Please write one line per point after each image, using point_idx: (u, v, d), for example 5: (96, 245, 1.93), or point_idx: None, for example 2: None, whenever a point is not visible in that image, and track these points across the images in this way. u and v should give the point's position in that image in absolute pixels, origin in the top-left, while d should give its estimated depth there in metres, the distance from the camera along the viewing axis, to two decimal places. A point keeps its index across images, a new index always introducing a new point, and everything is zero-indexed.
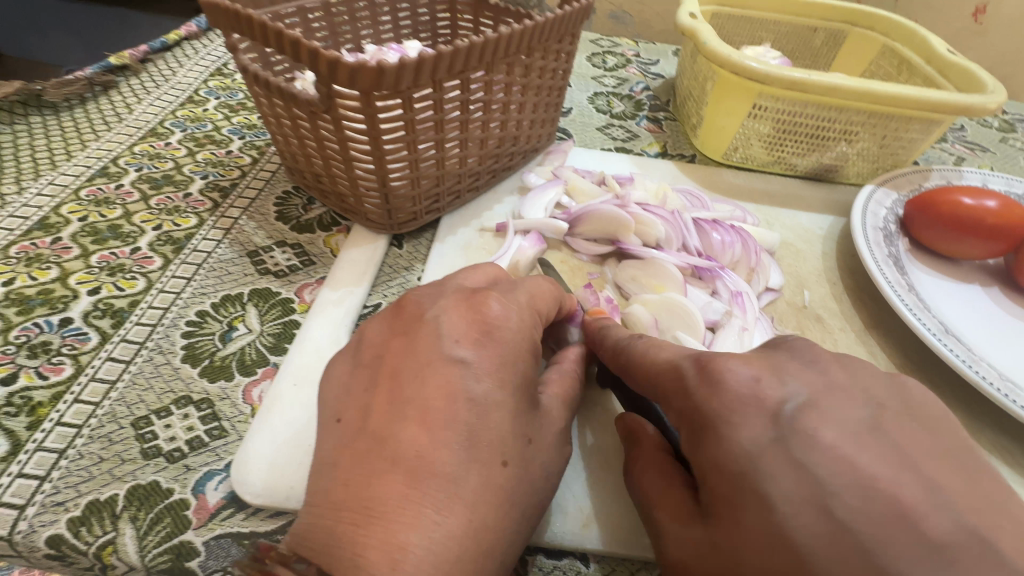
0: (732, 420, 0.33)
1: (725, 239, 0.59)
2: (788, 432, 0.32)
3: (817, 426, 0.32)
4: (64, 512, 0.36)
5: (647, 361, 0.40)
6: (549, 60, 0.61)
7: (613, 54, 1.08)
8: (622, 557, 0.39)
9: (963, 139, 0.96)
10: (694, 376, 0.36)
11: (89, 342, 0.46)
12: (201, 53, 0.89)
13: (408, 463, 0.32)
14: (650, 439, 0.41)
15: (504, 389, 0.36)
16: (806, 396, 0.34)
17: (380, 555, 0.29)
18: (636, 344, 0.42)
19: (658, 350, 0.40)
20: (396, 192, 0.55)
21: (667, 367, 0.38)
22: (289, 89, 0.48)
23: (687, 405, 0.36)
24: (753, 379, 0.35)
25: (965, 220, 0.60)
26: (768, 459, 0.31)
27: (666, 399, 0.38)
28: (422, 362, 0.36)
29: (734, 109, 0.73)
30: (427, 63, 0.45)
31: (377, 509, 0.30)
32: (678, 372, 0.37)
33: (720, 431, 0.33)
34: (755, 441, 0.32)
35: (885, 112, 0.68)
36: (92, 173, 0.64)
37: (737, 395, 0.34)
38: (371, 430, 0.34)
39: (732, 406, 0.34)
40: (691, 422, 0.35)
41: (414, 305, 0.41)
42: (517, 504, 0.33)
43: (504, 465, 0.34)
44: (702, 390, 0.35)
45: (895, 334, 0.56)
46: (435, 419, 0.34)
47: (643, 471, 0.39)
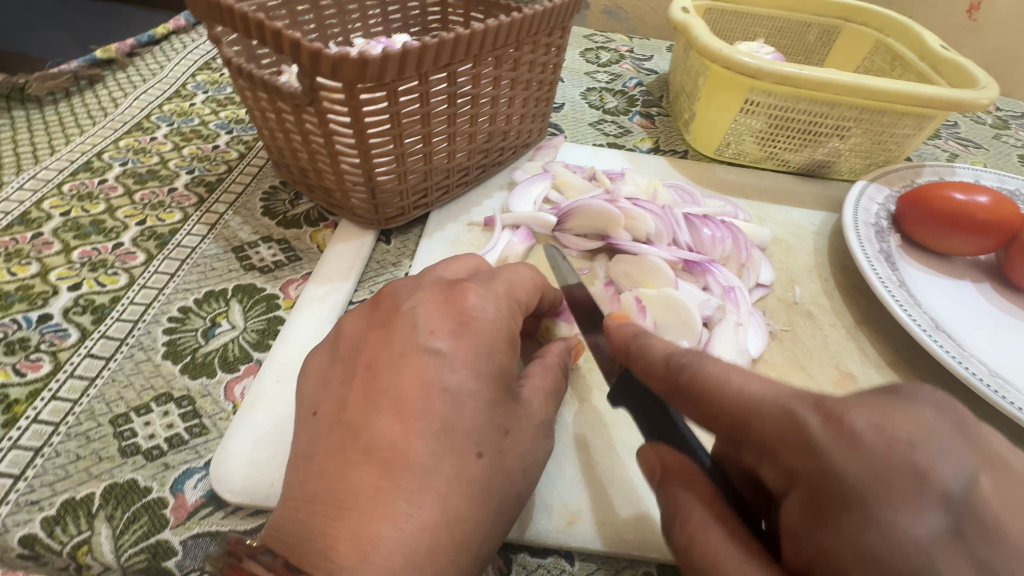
0: (889, 497, 0.23)
1: (716, 234, 0.59)
2: (962, 518, 0.22)
3: (998, 511, 0.22)
4: (38, 512, 0.36)
5: (734, 392, 0.29)
6: (539, 54, 0.61)
7: (607, 49, 1.08)
8: (607, 556, 0.39)
9: (957, 135, 0.96)
10: (819, 422, 0.25)
11: (69, 339, 0.46)
12: (190, 47, 0.88)
13: (381, 454, 0.32)
14: (702, 484, 0.31)
15: (481, 379, 0.35)
16: (972, 465, 0.23)
17: (350, 546, 0.29)
18: (707, 367, 0.30)
19: (748, 380, 0.29)
20: (383, 187, 0.54)
21: (765, 407, 0.27)
22: (273, 81, 0.47)
23: (804, 466, 0.25)
24: (906, 436, 0.24)
25: (957, 215, 0.60)
26: (948, 566, 0.21)
27: (767, 451, 0.27)
28: (400, 352, 0.36)
29: (726, 105, 0.72)
30: (412, 55, 0.44)
31: (350, 501, 0.30)
32: (791, 418, 0.26)
33: (867, 512, 0.23)
34: (923, 531, 0.22)
35: (877, 107, 0.67)
36: (75, 168, 0.63)
37: (891, 462, 0.23)
38: (347, 421, 0.33)
39: (883, 478, 0.23)
40: (813, 490, 0.25)
41: (394, 297, 0.40)
42: (493, 497, 0.33)
43: (478, 456, 0.33)
44: (836, 448, 0.24)
45: (885, 330, 0.56)
46: (411, 411, 0.33)
47: (704, 528, 0.29)
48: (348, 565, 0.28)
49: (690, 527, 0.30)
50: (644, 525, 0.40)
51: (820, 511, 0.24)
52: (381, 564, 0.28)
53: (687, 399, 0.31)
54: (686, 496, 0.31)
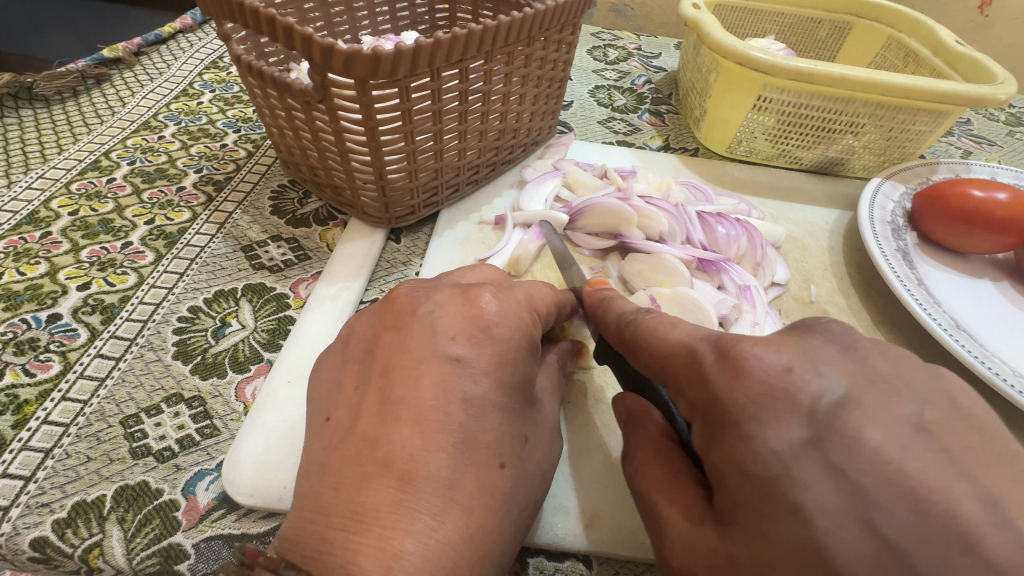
0: (760, 416, 0.27)
1: (730, 233, 0.58)
2: (823, 430, 0.26)
3: (860, 423, 0.26)
4: (49, 514, 0.35)
5: (658, 341, 0.34)
6: (550, 51, 0.60)
7: (614, 47, 1.07)
8: (626, 560, 0.38)
9: (969, 132, 0.95)
10: (714, 358, 0.30)
11: (78, 339, 0.45)
12: (196, 46, 0.87)
13: (400, 466, 0.31)
14: (654, 425, 0.37)
15: (501, 388, 0.34)
16: (843, 390, 0.27)
17: (373, 561, 0.28)
18: (644, 322, 0.36)
19: (670, 330, 0.34)
20: (394, 185, 0.54)
21: (678, 348, 0.33)
22: (283, 79, 0.46)
23: (701, 396, 0.30)
24: (785, 366, 0.28)
25: (976, 212, 0.59)
26: (801, 466, 0.26)
27: (679, 387, 0.32)
28: (417, 359, 0.34)
29: (738, 102, 0.71)
30: (424, 51, 0.44)
31: (371, 515, 0.29)
32: (693, 356, 0.31)
33: (741, 427, 0.28)
34: (786, 442, 0.26)
35: (892, 103, 0.66)
36: (83, 167, 0.63)
37: (765, 386, 0.28)
38: (361, 431, 0.32)
39: (759, 399, 0.28)
40: (705, 412, 0.30)
41: (407, 298, 0.39)
42: (513, 507, 0.33)
43: (501, 467, 0.33)
44: (724, 377, 0.29)
45: (904, 331, 0.55)
46: (430, 420, 0.32)
47: (647, 461, 0.35)
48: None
49: (638, 462, 0.36)
50: None
51: (713, 432, 0.29)
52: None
53: (629, 349, 0.37)
54: (639, 437, 0.37)
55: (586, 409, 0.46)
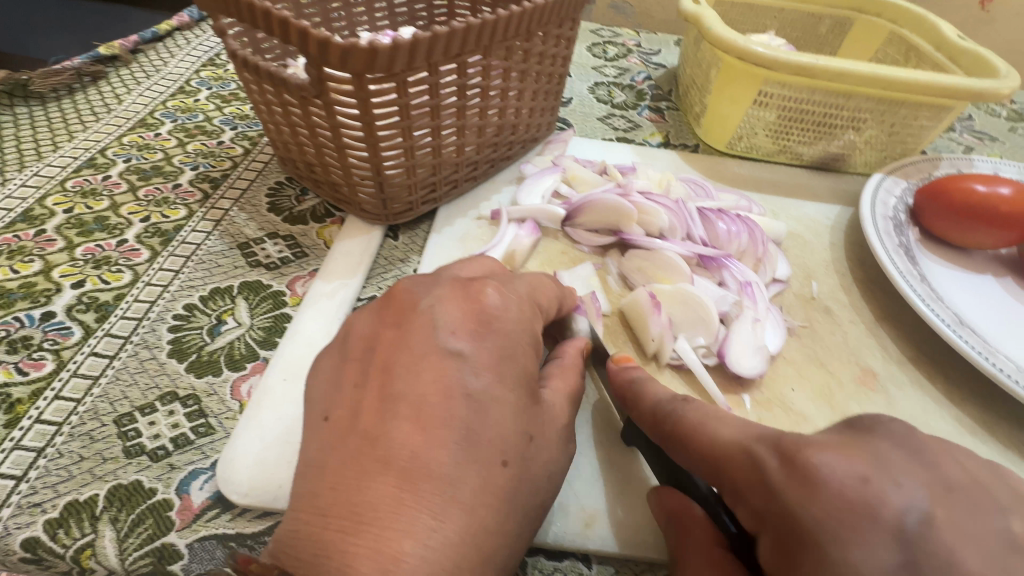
0: (845, 536, 0.27)
1: (730, 228, 0.57)
2: (915, 557, 0.26)
3: (952, 546, 0.26)
4: (41, 514, 0.35)
5: (707, 438, 0.35)
6: (548, 46, 0.59)
7: (614, 44, 1.06)
8: (625, 558, 0.38)
9: (972, 128, 0.94)
10: (777, 465, 0.31)
11: (72, 337, 0.45)
12: (194, 43, 0.87)
13: (400, 467, 0.30)
14: (700, 529, 0.36)
15: (504, 383, 0.34)
16: (926, 507, 0.27)
17: (371, 564, 0.27)
18: (686, 412, 0.37)
19: (721, 427, 0.35)
20: (391, 181, 0.53)
21: (739, 455, 0.33)
22: (279, 74, 0.46)
23: (770, 507, 0.30)
24: (859, 473, 0.28)
25: (979, 207, 0.58)
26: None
27: (740, 493, 0.32)
28: (416, 355, 0.34)
29: (738, 97, 0.71)
30: (421, 45, 0.43)
31: (369, 515, 0.29)
32: (755, 462, 0.32)
33: (824, 548, 0.27)
34: (876, 567, 0.26)
35: (894, 98, 0.66)
36: (79, 164, 0.62)
37: (844, 499, 0.28)
38: (361, 430, 0.32)
39: (840, 515, 0.27)
40: (780, 531, 0.29)
41: (409, 294, 0.39)
42: (515, 508, 0.32)
43: (504, 465, 0.32)
44: (793, 487, 0.29)
45: (907, 327, 0.55)
46: (431, 416, 0.32)
47: (700, 572, 0.34)
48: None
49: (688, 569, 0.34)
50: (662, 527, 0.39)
51: (789, 551, 0.29)
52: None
53: (677, 447, 0.37)
54: (688, 544, 0.35)
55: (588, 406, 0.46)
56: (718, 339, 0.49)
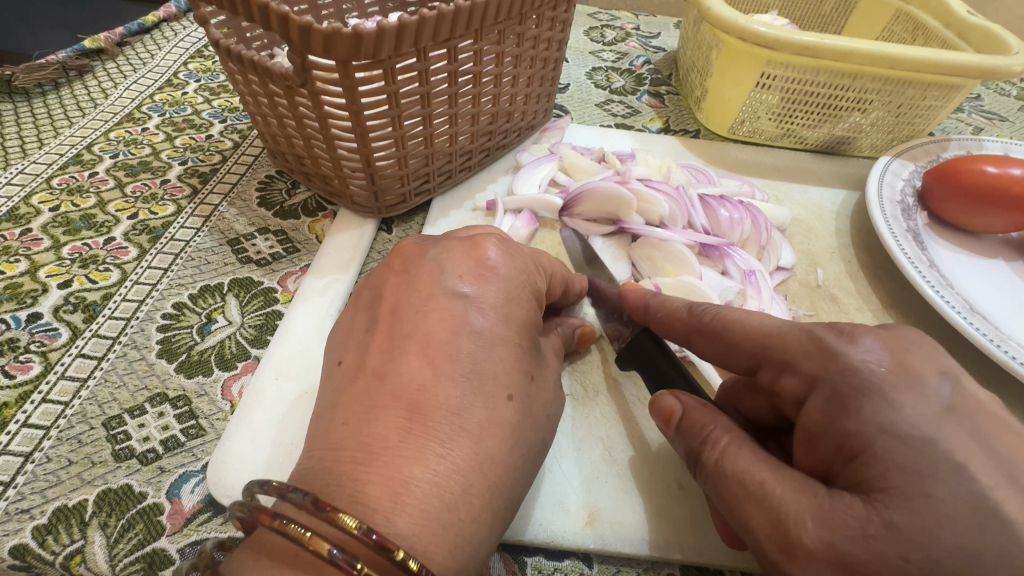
0: (899, 387, 0.27)
1: (733, 215, 0.55)
2: (959, 406, 0.26)
3: (977, 410, 0.26)
4: (29, 520, 0.34)
5: (753, 321, 0.33)
6: (543, 29, 0.57)
7: (612, 27, 1.03)
8: (628, 558, 0.36)
9: (980, 108, 0.92)
10: (834, 335, 0.30)
11: (59, 338, 0.44)
12: (181, 35, 0.85)
13: (409, 398, 0.31)
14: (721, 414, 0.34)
15: (509, 324, 0.35)
16: (958, 376, 0.28)
17: (382, 490, 0.28)
18: (726, 307, 0.35)
19: (767, 312, 0.33)
20: (382, 173, 0.52)
21: (792, 334, 0.31)
22: (263, 62, 0.44)
23: (824, 370, 0.29)
24: (902, 345, 0.29)
25: (991, 190, 0.57)
26: (946, 432, 0.25)
27: (788, 365, 0.31)
28: (427, 294, 0.36)
29: (739, 80, 0.68)
30: (408, 29, 0.41)
31: (378, 445, 0.29)
32: (812, 335, 0.30)
33: (885, 396, 0.27)
34: (931, 410, 0.26)
35: (901, 78, 0.64)
36: (65, 161, 0.61)
37: (892, 361, 0.28)
38: (369, 368, 0.33)
39: (890, 371, 0.27)
40: (835, 390, 0.28)
41: (421, 249, 0.40)
42: (523, 440, 0.33)
43: (509, 398, 0.32)
44: (846, 346, 0.29)
45: (917, 315, 0.53)
46: (439, 352, 0.33)
47: (737, 444, 0.31)
48: (380, 507, 0.27)
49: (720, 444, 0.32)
50: (664, 522, 0.38)
51: (841, 404, 0.28)
52: (415, 507, 0.27)
53: (716, 337, 0.35)
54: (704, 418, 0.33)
55: (583, 404, 0.44)
56: None
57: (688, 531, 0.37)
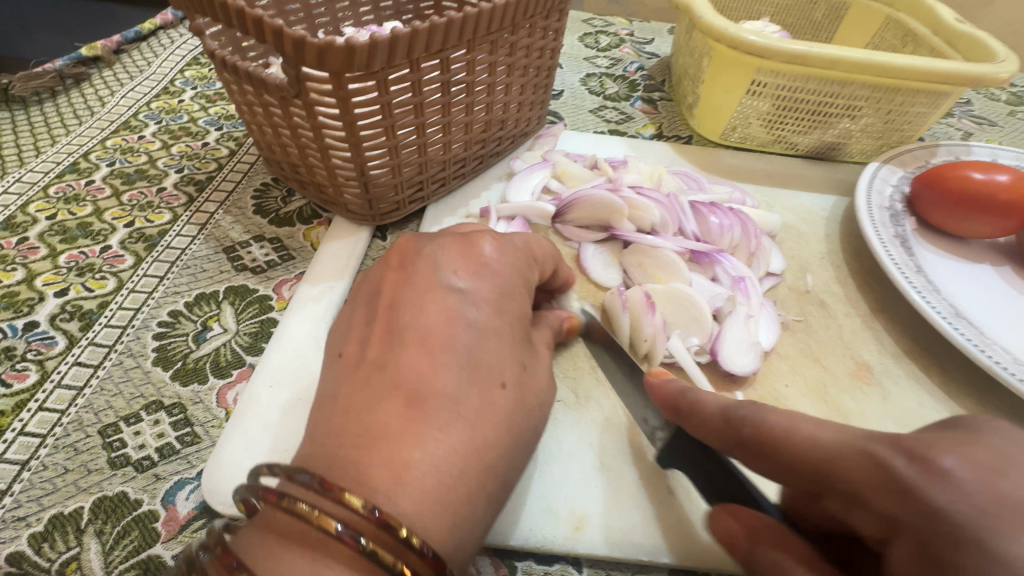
0: (1004, 532, 0.21)
1: (723, 222, 0.56)
2: None
3: None
4: (26, 528, 0.34)
5: (801, 439, 0.28)
6: (536, 39, 0.58)
7: (606, 33, 1.04)
8: (617, 561, 0.37)
9: (969, 113, 0.93)
10: (904, 460, 0.24)
11: (56, 347, 0.44)
12: (177, 42, 0.86)
13: (408, 386, 0.32)
14: (799, 548, 0.28)
15: (501, 316, 0.36)
16: None
17: (383, 471, 0.28)
18: (766, 416, 0.30)
19: (817, 427, 0.28)
20: (376, 181, 0.52)
21: (851, 458, 0.26)
22: (258, 74, 0.44)
23: (900, 509, 0.23)
24: (989, 467, 0.23)
25: (978, 196, 0.57)
26: None
27: (857, 500, 0.25)
28: (423, 289, 0.37)
29: (731, 87, 0.69)
30: (401, 41, 0.42)
31: (381, 432, 0.30)
32: (873, 460, 0.25)
33: (988, 548, 0.20)
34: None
35: (890, 85, 0.64)
36: (62, 169, 0.61)
37: (982, 493, 0.22)
38: (369, 359, 0.34)
39: (986, 509, 0.21)
40: (920, 539, 0.22)
41: (416, 258, 0.40)
42: (517, 429, 0.33)
43: (502, 387, 0.34)
44: (922, 477, 0.23)
45: (904, 320, 0.54)
46: (436, 343, 0.34)
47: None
48: (383, 488, 0.28)
49: None
50: (653, 526, 0.38)
51: (935, 560, 0.22)
52: (416, 487, 0.28)
53: (765, 456, 0.30)
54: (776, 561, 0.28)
55: (574, 410, 0.45)
56: (713, 338, 0.48)
57: (680, 538, 0.38)
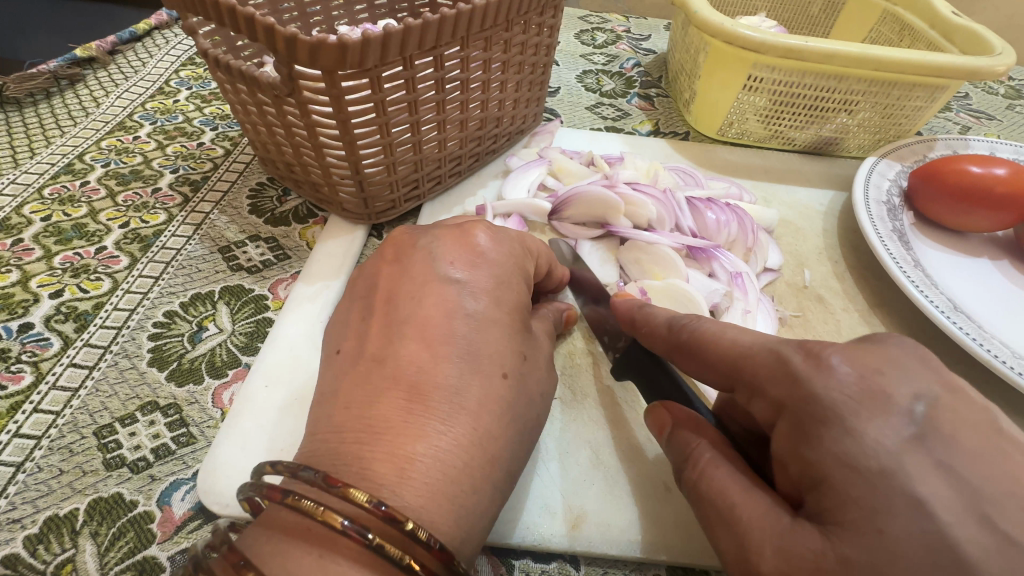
0: (862, 413, 0.26)
1: (719, 218, 0.56)
2: (932, 431, 0.26)
3: (958, 431, 0.26)
4: (21, 530, 0.34)
5: (724, 343, 0.33)
6: (531, 35, 0.58)
7: (602, 30, 1.04)
8: (614, 559, 0.37)
9: (967, 107, 0.92)
10: (800, 358, 0.29)
11: (50, 348, 0.44)
12: (172, 42, 0.85)
13: (410, 379, 0.32)
14: (709, 431, 0.35)
15: (500, 306, 0.36)
16: (937, 397, 0.26)
17: (387, 465, 0.28)
18: (702, 324, 0.35)
19: (739, 332, 0.32)
20: (372, 180, 0.52)
21: (759, 357, 0.31)
22: (251, 72, 0.44)
23: (790, 396, 0.28)
24: (871, 367, 0.28)
25: (976, 189, 0.57)
26: (909, 464, 0.25)
27: (758, 389, 0.30)
28: (423, 281, 0.36)
29: (727, 82, 0.69)
30: (394, 38, 0.42)
31: (383, 424, 0.30)
32: (778, 358, 0.30)
33: (846, 425, 0.26)
34: (893, 438, 0.26)
35: (887, 79, 0.64)
36: (56, 171, 0.61)
37: (859, 386, 0.27)
38: (368, 354, 0.34)
39: (853, 396, 0.27)
40: (796, 417, 0.28)
41: (407, 255, 0.39)
42: (522, 409, 0.33)
43: (504, 376, 0.33)
44: (811, 372, 0.28)
45: (903, 314, 0.54)
46: (436, 335, 0.33)
47: (713, 465, 0.32)
48: (387, 482, 0.28)
49: (701, 465, 0.33)
50: (650, 524, 0.38)
51: (805, 433, 0.28)
52: (419, 480, 0.28)
53: (693, 356, 0.35)
54: (693, 439, 0.34)
55: (571, 407, 0.45)
56: None
57: (677, 536, 0.38)
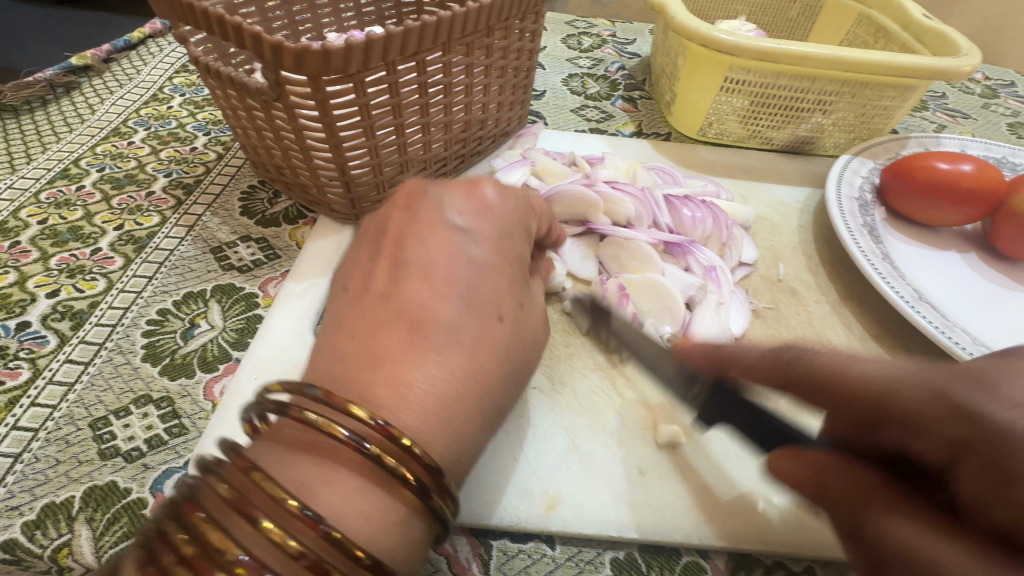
0: None
1: (695, 215, 0.58)
2: None
3: None
4: (18, 517, 0.36)
5: (857, 374, 0.27)
6: (512, 40, 0.60)
7: (588, 34, 1.06)
8: (589, 539, 0.39)
9: (944, 106, 0.95)
10: (971, 386, 0.23)
11: (47, 345, 0.46)
12: (166, 50, 0.87)
13: (412, 315, 0.33)
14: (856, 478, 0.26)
15: (501, 255, 0.38)
16: None
17: (388, 390, 0.30)
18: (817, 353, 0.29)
19: (870, 362, 0.27)
20: (358, 181, 0.54)
21: (913, 387, 0.25)
22: (239, 78, 0.46)
23: (973, 428, 0.22)
24: None
25: (943, 184, 0.59)
26: None
27: (924, 427, 0.24)
28: (429, 226, 0.38)
29: (705, 84, 0.71)
30: (376, 45, 0.44)
31: (386, 355, 0.31)
32: (938, 388, 0.24)
33: None
34: None
35: (858, 80, 0.66)
36: (53, 175, 0.63)
37: None
38: (373, 291, 0.35)
39: None
40: (991, 454, 0.21)
41: (412, 201, 0.41)
42: (508, 370, 0.35)
43: (500, 319, 0.36)
44: (988, 398, 0.22)
45: (873, 306, 0.56)
46: (438, 277, 0.35)
47: (887, 515, 0.23)
48: (387, 404, 0.29)
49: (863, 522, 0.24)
50: (623, 506, 0.40)
51: (1008, 473, 0.21)
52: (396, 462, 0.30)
53: (815, 392, 0.29)
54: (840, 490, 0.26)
55: (550, 397, 0.46)
56: (685, 325, 0.50)
57: (651, 517, 0.39)
